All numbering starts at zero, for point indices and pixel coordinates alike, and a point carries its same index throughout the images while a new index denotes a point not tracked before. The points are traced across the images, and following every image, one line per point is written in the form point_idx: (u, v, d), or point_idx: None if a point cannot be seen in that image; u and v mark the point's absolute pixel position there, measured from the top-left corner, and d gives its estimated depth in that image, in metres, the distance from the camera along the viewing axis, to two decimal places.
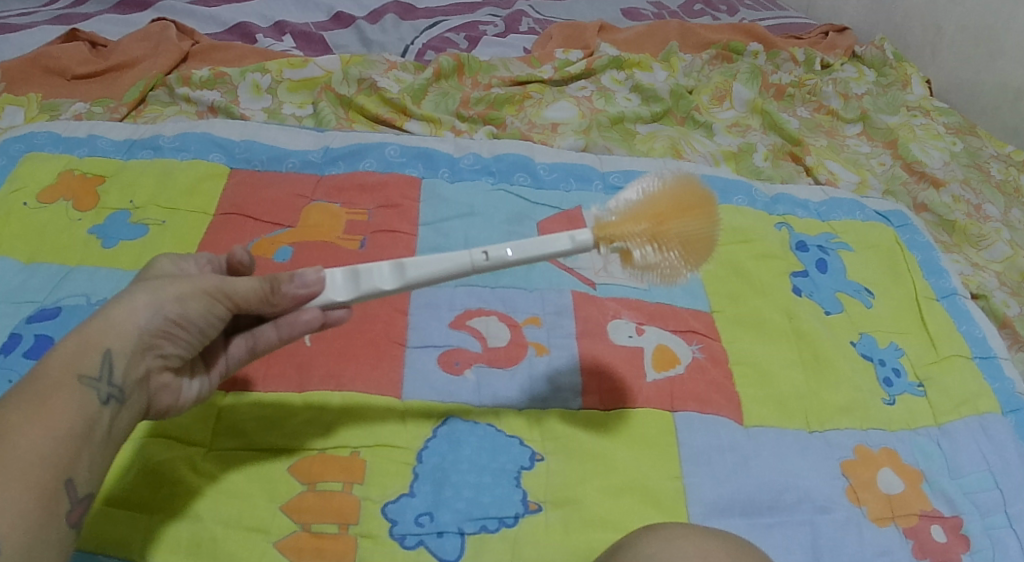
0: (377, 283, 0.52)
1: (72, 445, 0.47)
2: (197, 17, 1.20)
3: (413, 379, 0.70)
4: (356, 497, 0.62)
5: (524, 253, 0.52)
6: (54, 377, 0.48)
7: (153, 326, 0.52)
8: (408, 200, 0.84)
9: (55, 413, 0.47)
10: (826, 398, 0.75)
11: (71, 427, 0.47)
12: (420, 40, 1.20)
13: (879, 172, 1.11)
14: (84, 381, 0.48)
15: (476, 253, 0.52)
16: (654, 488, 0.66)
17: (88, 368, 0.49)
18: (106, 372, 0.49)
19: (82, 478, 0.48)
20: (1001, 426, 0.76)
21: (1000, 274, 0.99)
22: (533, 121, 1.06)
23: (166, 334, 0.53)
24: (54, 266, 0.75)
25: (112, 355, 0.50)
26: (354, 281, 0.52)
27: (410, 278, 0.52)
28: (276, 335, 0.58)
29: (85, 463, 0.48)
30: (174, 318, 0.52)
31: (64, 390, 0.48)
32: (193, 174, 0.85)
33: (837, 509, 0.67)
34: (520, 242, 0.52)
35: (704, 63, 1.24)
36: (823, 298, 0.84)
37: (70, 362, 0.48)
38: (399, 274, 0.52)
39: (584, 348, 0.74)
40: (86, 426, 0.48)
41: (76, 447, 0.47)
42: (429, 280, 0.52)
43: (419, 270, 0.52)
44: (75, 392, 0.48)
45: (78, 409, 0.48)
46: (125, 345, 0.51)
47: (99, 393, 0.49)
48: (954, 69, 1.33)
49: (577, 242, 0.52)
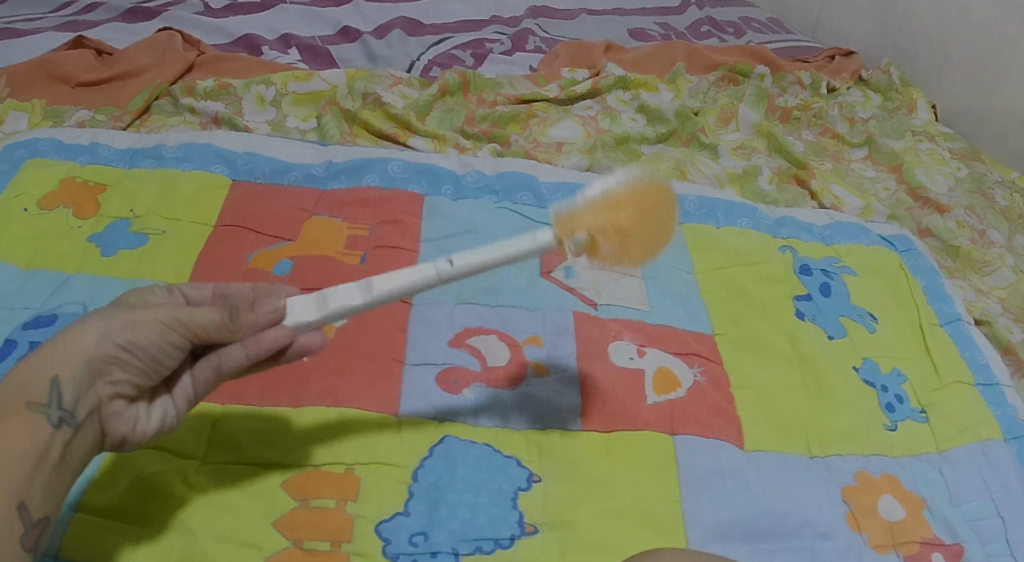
0: (346, 301, 0.52)
1: (22, 470, 0.45)
2: (204, 29, 1.19)
3: (410, 396, 0.69)
4: (350, 514, 0.61)
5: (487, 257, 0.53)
6: (6, 402, 0.46)
7: (102, 352, 0.49)
8: (411, 216, 0.84)
9: (4, 438, 0.45)
10: (827, 423, 0.74)
11: (22, 453, 0.45)
12: (426, 56, 1.21)
13: (884, 197, 1.10)
14: (32, 408, 0.46)
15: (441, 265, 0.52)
16: (652, 511, 0.65)
17: (36, 394, 0.47)
18: (56, 398, 0.47)
19: (35, 503, 0.46)
20: (1004, 453, 0.75)
21: (1003, 300, 0.98)
22: (539, 139, 1.05)
23: (117, 360, 0.50)
24: (53, 273, 0.74)
25: (62, 381, 0.48)
26: (322, 303, 0.53)
27: (376, 294, 0.52)
28: (244, 354, 0.54)
29: (38, 488, 0.46)
30: (124, 343, 0.50)
31: (13, 415, 0.46)
32: (195, 185, 0.84)
33: (837, 536, 0.66)
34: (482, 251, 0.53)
35: (710, 86, 1.24)
36: (826, 323, 0.84)
37: (20, 387, 0.47)
38: (365, 292, 0.52)
39: (585, 369, 0.74)
40: (36, 451, 0.46)
41: (27, 474, 0.46)
42: (396, 293, 0.52)
43: (387, 285, 0.52)
44: (24, 417, 0.46)
45: (27, 435, 0.46)
46: (74, 372, 0.48)
47: (49, 419, 0.47)
48: (960, 95, 1.33)
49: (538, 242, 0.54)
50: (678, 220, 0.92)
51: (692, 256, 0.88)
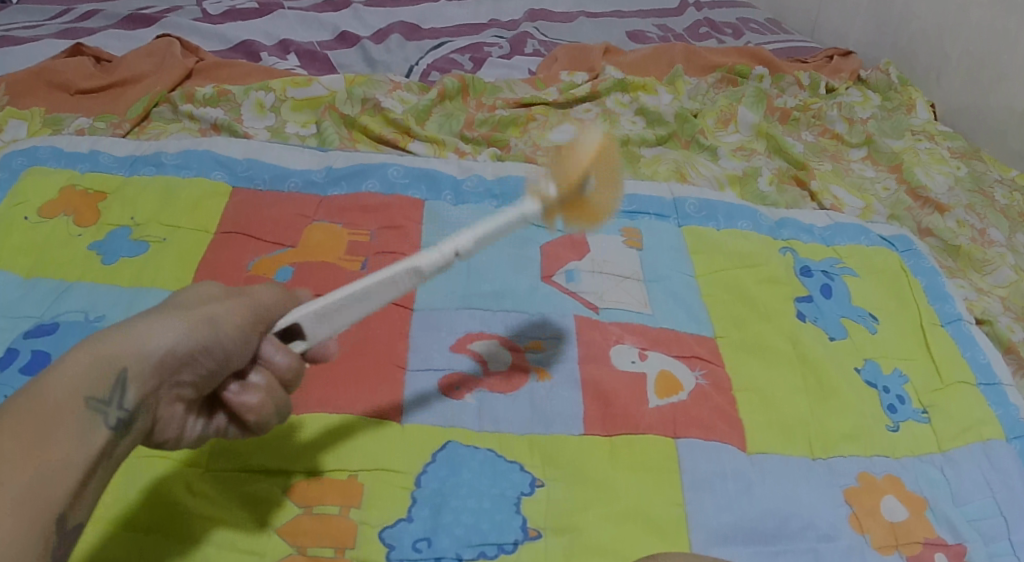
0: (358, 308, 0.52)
1: (74, 475, 0.41)
2: (203, 35, 1.19)
3: (412, 402, 0.69)
4: (354, 521, 0.61)
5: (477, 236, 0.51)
6: (60, 395, 0.41)
7: (178, 350, 0.46)
8: (411, 221, 0.84)
9: (57, 436, 0.40)
10: (829, 425, 0.74)
11: (72, 455, 0.41)
12: (425, 61, 1.20)
13: (884, 196, 1.10)
14: (92, 404, 0.42)
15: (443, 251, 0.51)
16: (655, 515, 0.65)
17: (100, 389, 0.42)
18: (119, 395, 0.43)
19: (73, 519, 0.41)
20: (1007, 453, 0.75)
21: (1004, 300, 0.98)
22: (538, 143, 1.05)
23: (187, 363, 0.47)
24: (54, 282, 0.74)
25: (128, 378, 0.44)
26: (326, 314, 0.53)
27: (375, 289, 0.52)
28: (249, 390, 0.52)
29: (81, 500, 0.41)
30: (202, 344, 0.47)
31: (70, 411, 0.41)
32: (196, 192, 0.84)
33: (840, 537, 0.66)
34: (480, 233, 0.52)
35: (709, 88, 1.24)
36: (828, 324, 0.84)
37: (80, 378, 0.42)
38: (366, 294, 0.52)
39: (587, 373, 0.74)
40: (89, 454, 0.42)
41: (75, 481, 0.41)
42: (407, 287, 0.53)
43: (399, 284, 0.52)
44: (83, 417, 0.42)
45: (82, 434, 0.42)
46: (143, 369, 0.45)
47: (108, 419, 0.43)
48: (959, 94, 1.33)
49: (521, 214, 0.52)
50: (678, 223, 0.92)
51: (693, 259, 0.88)
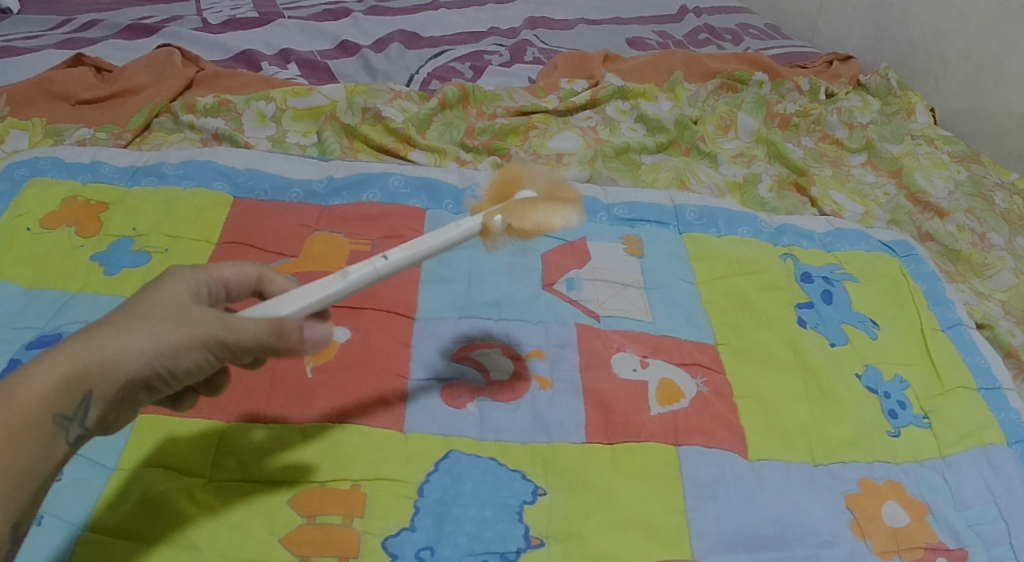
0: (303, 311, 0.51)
1: (31, 487, 0.44)
2: (204, 44, 1.20)
3: (414, 412, 0.70)
4: (357, 531, 0.61)
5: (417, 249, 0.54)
6: (27, 414, 0.43)
7: (144, 375, 0.46)
8: (412, 232, 0.84)
9: (20, 454, 0.42)
10: (830, 432, 0.74)
11: (31, 470, 0.43)
12: (425, 69, 1.21)
13: (884, 201, 1.11)
14: (57, 421, 0.44)
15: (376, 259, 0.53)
16: (657, 523, 0.65)
17: (64, 409, 0.44)
18: (81, 414, 0.45)
19: (27, 521, 0.45)
20: (1006, 458, 0.75)
21: (1005, 304, 0.98)
22: (538, 151, 1.06)
23: (152, 384, 0.47)
24: (56, 293, 0.74)
25: (92, 399, 0.45)
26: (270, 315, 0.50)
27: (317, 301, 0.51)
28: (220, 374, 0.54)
29: (34, 505, 0.45)
30: (166, 371, 0.47)
31: (35, 429, 0.43)
32: (197, 202, 0.85)
33: (841, 544, 0.66)
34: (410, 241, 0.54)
35: (709, 93, 1.24)
36: (828, 330, 0.84)
37: (48, 398, 0.43)
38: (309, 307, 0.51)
39: (588, 381, 0.74)
40: (47, 468, 0.44)
41: (32, 491, 0.44)
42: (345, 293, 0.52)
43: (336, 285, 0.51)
44: (46, 433, 0.44)
45: (44, 451, 0.44)
46: (108, 391, 0.45)
47: (69, 434, 0.45)
48: (958, 98, 1.33)
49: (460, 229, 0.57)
50: (679, 230, 0.93)
51: (693, 266, 0.88)
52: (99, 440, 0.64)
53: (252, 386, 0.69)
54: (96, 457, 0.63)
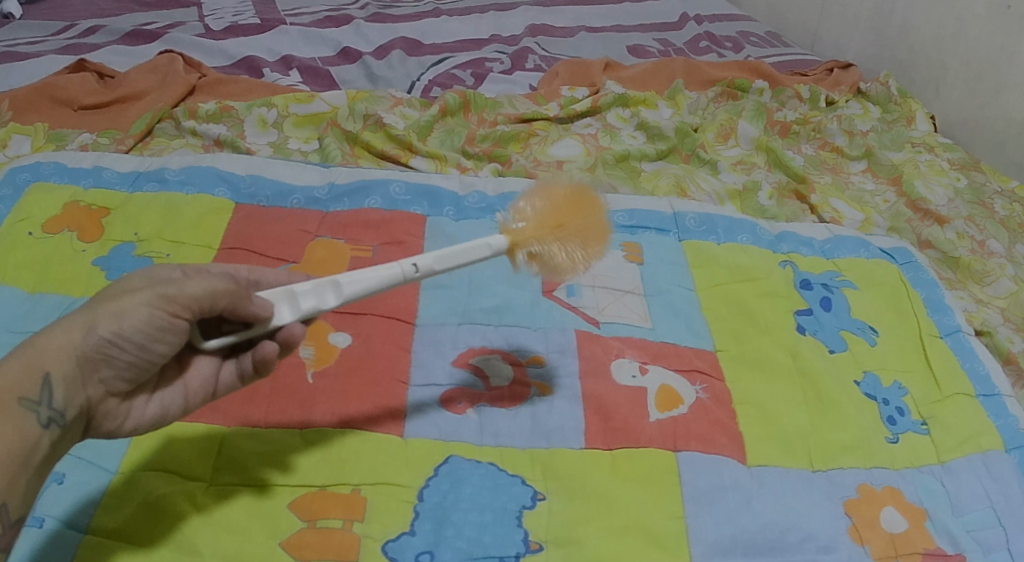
0: (318, 303, 0.51)
1: (7, 470, 0.46)
2: (205, 50, 1.20)
3: (415, 417, 0.70)
4: (357, 535, 0.61)
5: (450, 261, 0.54)
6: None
7: (91, 347, 0.50)
8: (413, 237, 0.85)
9: None
10: (829, 438, 0.74)
11: (7, 450, 0.46)
12: (426, 77, 1.22)
13: (884, 208, 1.11)
14: (24, 404, 0.47)
15: (406, 265, 0.53)
16: (655, 528, 0.65)
17: (29, 391, 0.47)
18: (47, 396, 0.48)
19: (14, 504, 0.46)
20: (1005, 464, 0.75)
21: (1004, 311, 0.98)
22: (539, 158, 1.06)
23: (106, 355, 0.50)
24: (57, 297, 0.74)
25: (52, 379, 0.48)
26: (293, 301, 0.51)
27: (348, 293, 0.51)
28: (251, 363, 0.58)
29: (20, 488, 0.46)
30: (111, 337, 0.50)
31: (3, 414, 0.46)
32: (199, 208, 0.85)
33: (840, 549, 0.66)
34: (445, 253, 0.54)
35: (709, 101, 1.25)
36: (827, 337, 0.84)
37: (9, 384, 0.46)
38: (337, 291, 0.51)
39: (587, 387, 0.74)
40: (24, 451, 0.47)
41: (12, 471, 0.46)
42: (365, 293, 0.52)
43: (356, 285, 0.51)
44: (14, 416, 0.46)
45: (16, 434, 0.46)
46: (65, 369, 0.49)
47: (39, 417, 0.47)
48: (958, 105, 1.33)
49: (493, 248, 0.57)
50: (678, 237, 0.93)
51: (692, 273, 0.88)
52: (101, 444, 0.65)
53: (253, 391, 0.70)
54: (97, 459, 0.63)
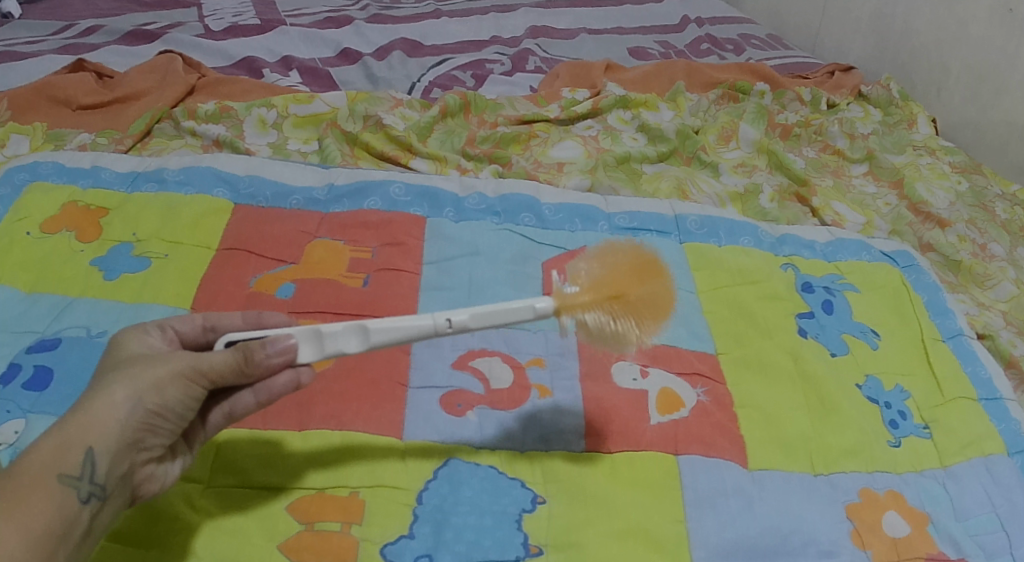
0: (343, 346, 0.50)
1: (48, 548, 0.44)
2: (204, 51, 1.20)
3: (414, 419, 0.69)
4: (356, 538, 0.61)
5: (486, 321, 0.51)
6: (30, 479, 0.44)
7: (135, 419, 0.48)
8: (412, 238, 0.84)
9: (33, 513, 0.44)
10: (831, 442, 0.74)
11: (48, 528, 0.44)
12: (427, 78, 1.21)
13: (885, 212, 1.11)
14: (64, 481, 0.45)
15: (440, 319, 0.50)
16: (656, 533, 0.64)
17: (69, 466, 0.45)
18: (88, 470, 0.46)
19: None
20: (1008, 467, 0.74)
21: (1006, 314, 0.98)
22: (539, 160, 1.06)
23: (149, 426, 0.49)
24: (55, 297, 0.74)
25: (95, 454, 0.46)
26: (319, 342, 0.50)
27: (375, 342, 0.50)
28: (253, 399, 0.54)
29: None
30: (155, 409, 0.49)
31: (41, 489, 0.44)
32: (198, 208, 0.84)
33: (842, 553, 0.66)
34: (481, 310, 0.50)
35: (710, 103, 1.24)
36: (829, 340, 0.84)
37: (50, 459, 0.45)
38: (363, 338, 0.50)
39: (588, 390, 0.74)
40: (64, 528, 0.45)
41: (52, 550, 0.44)
42: (392, 343, 0.50)
43: (384, 334, 0.50)
44: (53, 492, 0.45)
45: (57, 511, 0.44)
46: (108, 443, 0.47)
47: (80, 493, 0.46)
48: (959, 109, 1.33)
49: (537, 312, 0.52)
50: (679, 239, 0.93)
51: (693, 276, 0.88)
52: None
53: None
54: None
